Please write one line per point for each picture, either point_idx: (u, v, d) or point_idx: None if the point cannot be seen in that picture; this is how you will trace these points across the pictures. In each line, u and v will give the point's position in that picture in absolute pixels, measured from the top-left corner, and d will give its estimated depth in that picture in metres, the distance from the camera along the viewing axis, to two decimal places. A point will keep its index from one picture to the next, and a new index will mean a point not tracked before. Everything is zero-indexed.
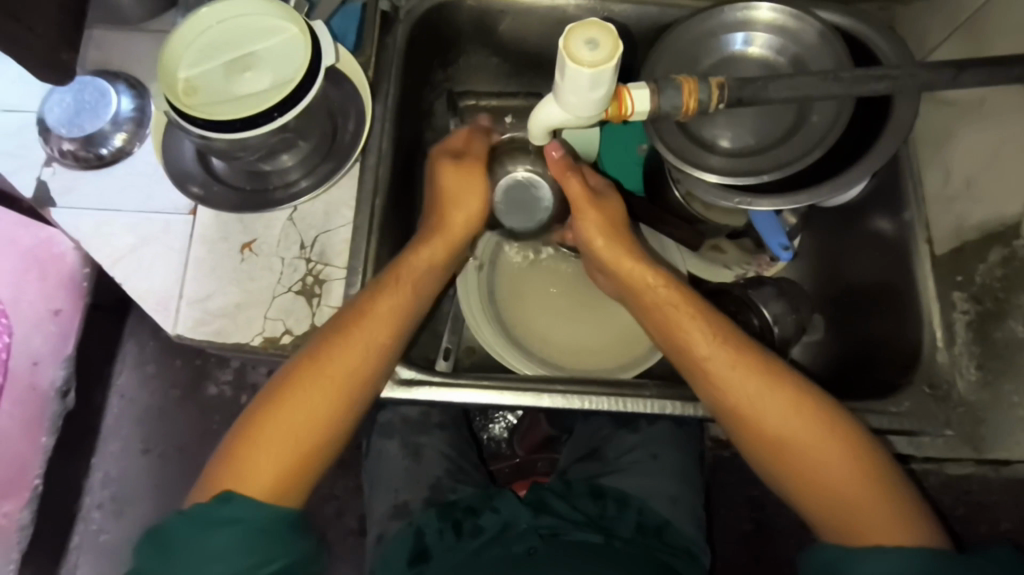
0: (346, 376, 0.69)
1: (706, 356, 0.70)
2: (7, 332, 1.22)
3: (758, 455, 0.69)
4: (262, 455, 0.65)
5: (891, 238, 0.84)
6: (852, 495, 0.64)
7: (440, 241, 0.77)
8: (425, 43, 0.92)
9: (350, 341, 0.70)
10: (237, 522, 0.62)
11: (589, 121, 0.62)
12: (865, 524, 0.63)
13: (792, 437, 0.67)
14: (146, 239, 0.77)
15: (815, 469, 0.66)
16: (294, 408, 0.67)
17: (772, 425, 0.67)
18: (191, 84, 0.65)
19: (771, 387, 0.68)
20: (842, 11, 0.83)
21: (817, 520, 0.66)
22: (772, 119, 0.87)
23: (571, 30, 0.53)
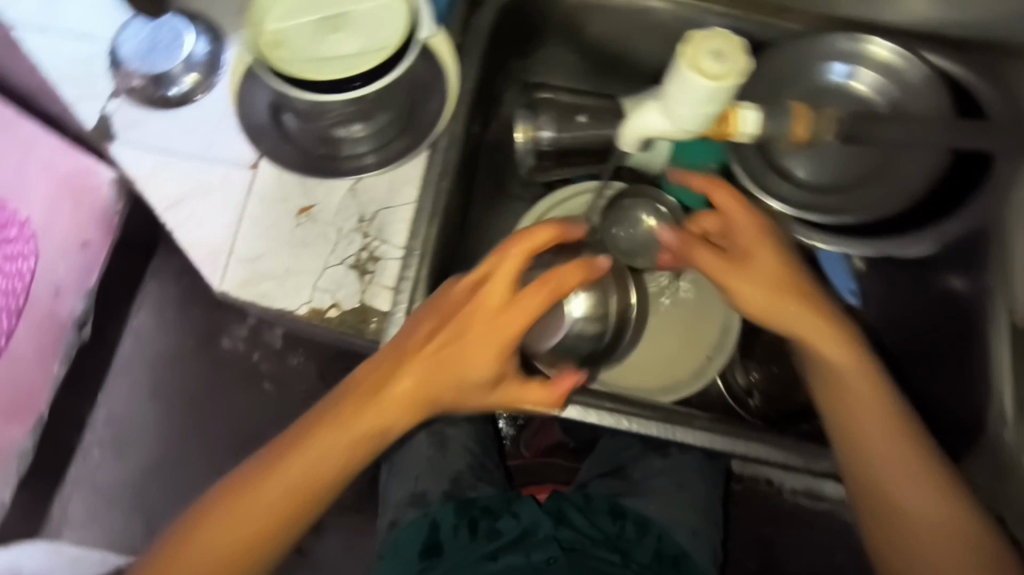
0: (318, 474, 0.68)
1: (878, 445, 0.70)
2: (32, 257, 1.10)
3: (880, 546, 0.71)
4: (194, 555, 0.67)
5: (964, 297, 0.80)
6: (927, 513, 0.68)
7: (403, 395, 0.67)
8: (511, 28, 0.89)
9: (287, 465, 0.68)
10: None
11: (688, 135, 0.58)
12: None
13: (886, 450, 0.70)
14: (203, 189, 0.75)
15: (895, 481, 0.69)
16: (240, 511, 0.68)
17: (912, 528, 0.69)
18: (277, 36, 0.62)
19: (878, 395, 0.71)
20: (953, 56, 0.79)
21: None
22: (861, 158, 0.83)
23: (698, 36, 0.50)
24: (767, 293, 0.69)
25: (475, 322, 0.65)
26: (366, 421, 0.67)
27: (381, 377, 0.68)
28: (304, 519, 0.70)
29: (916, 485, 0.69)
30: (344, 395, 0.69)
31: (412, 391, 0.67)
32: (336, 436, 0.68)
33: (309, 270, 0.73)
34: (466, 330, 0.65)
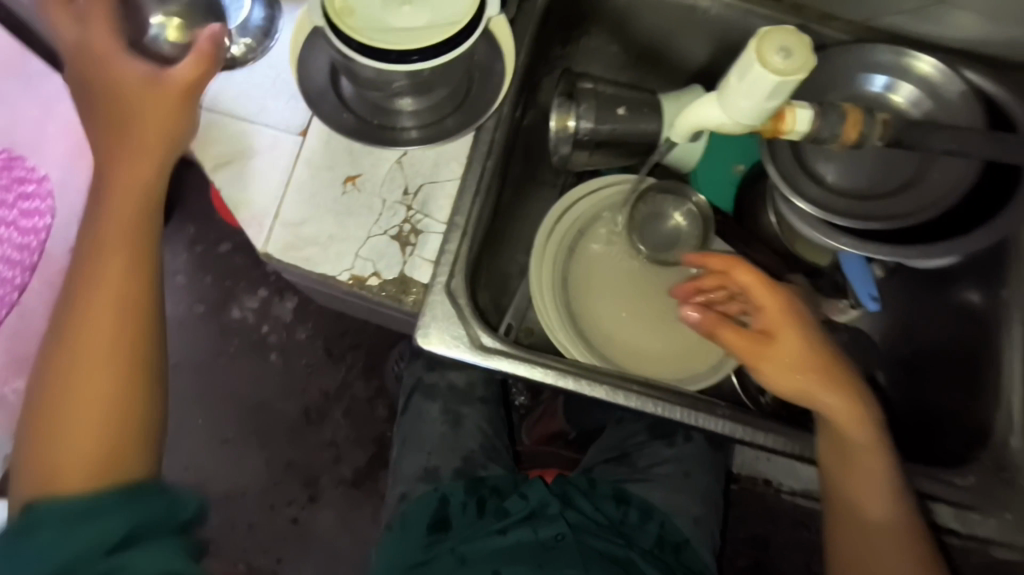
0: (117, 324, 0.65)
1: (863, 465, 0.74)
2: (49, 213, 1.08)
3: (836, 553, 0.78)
4: (77, 431, 0.63)
5: (980, 310, 0.84)
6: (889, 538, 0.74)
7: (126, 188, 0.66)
8: (559, 16, 0.90)
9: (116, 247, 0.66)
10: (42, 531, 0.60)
11: (742, 129, 0.60)
12: None
13: (861, 483, 0.74)
14: (252, 152, 0.76)
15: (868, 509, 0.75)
16: (85, 398, 0.64)
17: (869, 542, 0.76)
18: (348, 4, 0.63)
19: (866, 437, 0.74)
20: (990, 75, 0.82)
21: None
22: (891, 168, 0.86)
23: (768, 31, 0.52)
24: (756, 351, 0.74)
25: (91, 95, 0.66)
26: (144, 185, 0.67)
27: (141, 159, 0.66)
28: (146, 340, 0.67)
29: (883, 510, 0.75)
30: (92, 232, 0.67)
31: (153, 159, 0.67)
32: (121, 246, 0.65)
33: (323, 263, 0.74)
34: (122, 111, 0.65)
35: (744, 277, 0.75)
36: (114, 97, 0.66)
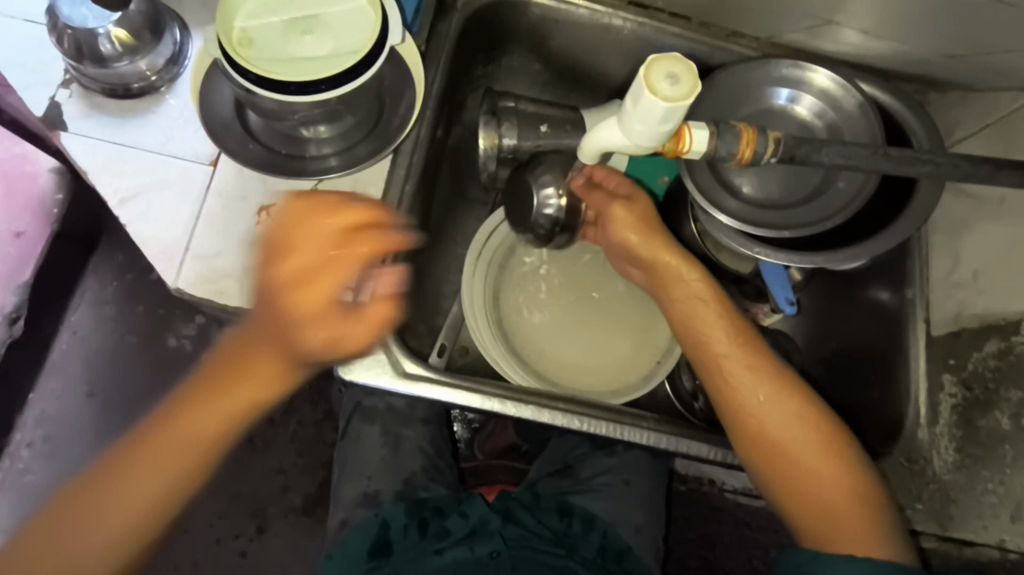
0: (192, 447, 0.62)
1: (722, 353, 0.73)
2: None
3: (754, 465, 0.72)
4: (88, 520, 0.60)
5: (890, 309, 0.87)
6: (835, 504, 0.68)
7: (158, 441, 0.62)
8: (476, 37, 0.91)
9: (212, 410, 0.61)
10: None
11: (646, 151, 0.62)
12: (841, 530, 0.67)
13: (789, 443, 0.70)
14: (158, 184, 0.74)
15: (809, 479, 0.69)
16: (106, 499, 0.61)
17: (772, 434, 0.70)
18: (247, 34, 0.62)
19: (784, 393, 0.71)
20: (884, 87, 0.86)
21: (803, 526, 0.69)
22: (799, 177, 0.89)
23: (655, 60, 0.54)
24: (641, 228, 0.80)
25: (315, 250, 0.59)
26: (274, 363, 0.61)
27: (275, 334, 0.60)
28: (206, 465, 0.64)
29: (824, 476, 0.69)
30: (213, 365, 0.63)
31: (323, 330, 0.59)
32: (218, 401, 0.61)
33: (238, 297, 0.72)
34: (307, 278, 0.59)
35: (612, 205, 0.82)
36: (285, 258, 0.59)
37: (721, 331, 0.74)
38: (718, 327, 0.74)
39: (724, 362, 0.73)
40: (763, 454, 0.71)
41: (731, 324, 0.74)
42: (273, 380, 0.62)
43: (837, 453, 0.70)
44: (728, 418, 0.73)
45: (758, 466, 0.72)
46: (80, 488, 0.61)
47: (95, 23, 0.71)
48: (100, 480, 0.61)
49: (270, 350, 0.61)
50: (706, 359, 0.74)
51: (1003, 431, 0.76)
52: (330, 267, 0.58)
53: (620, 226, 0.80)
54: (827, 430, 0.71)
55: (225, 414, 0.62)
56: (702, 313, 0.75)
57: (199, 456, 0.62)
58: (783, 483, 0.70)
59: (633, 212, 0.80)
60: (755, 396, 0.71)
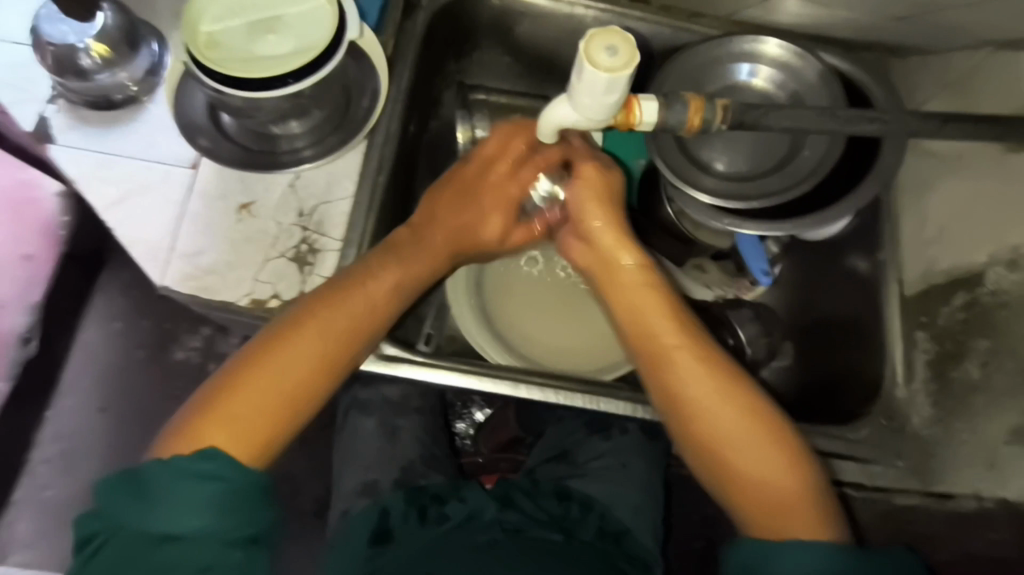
0: (324, 358, 0.70)
1: (667, 346, 0.71)
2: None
3: (697, 455, 0.70)
4: (240, 413, 0.65)
5: (864, 276, 0.89)
6: (784, 497, 0.66)
7: (349, 317, 0.72)
8: (444, 33, 0.93)
9: (348, 308, 0.72)
10: (215, 478, 0.61)
11: (597, 125, 0.64)
12: (785, 516, 0.66)
13: (729, 433, 0.68)
14: (144, 189, 0.77)
15: (754, 473, 0.67)
16: (253, 393, 0.66)
17: (714, 424, 0.69)
18: (213, 38, 0.67)
19: (727, 389, 0.69)
20: (844, 56, 0.88)
21: (744, 515, 0.68)
22: (769, 147, 0.89)
23: (592, 35, 0.56)
24: (603, 194, 0.76)
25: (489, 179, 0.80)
26: (413, 269, 0.77)
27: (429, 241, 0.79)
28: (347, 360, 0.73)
29: (769, 469, 0.67)
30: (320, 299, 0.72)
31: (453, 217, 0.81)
32: (371, 305, 0.74)
33: (223, 291, 0.75)
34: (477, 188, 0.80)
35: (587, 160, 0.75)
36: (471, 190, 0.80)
37: (665, 325, 0.72)
38: (663, 324, 0.72)
39: (669, 356, 0.71)
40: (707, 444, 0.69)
41: (674, 318, 0.73)
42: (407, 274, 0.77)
43: (780, 444, 0.68)
44: (673, 415, 0.71)
45: (702, 456, 0.70)
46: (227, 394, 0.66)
47: (75, 38, 0.77)
48: (240, 382, 0.67)
49: (393, 283, 0.76)
50: (652, 355, 0.72)
51: (973, 380, 0.78)
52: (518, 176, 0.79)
53: (582, 189, 0.75)
54: (770, 423, 0.69)
55: (363, 319, 0.73)
56: (645, 310, 0.73)
57: (331, 352, 0.70)
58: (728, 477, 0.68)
59: (600, 176, 0.75)
60: (699, 388, 0.69)
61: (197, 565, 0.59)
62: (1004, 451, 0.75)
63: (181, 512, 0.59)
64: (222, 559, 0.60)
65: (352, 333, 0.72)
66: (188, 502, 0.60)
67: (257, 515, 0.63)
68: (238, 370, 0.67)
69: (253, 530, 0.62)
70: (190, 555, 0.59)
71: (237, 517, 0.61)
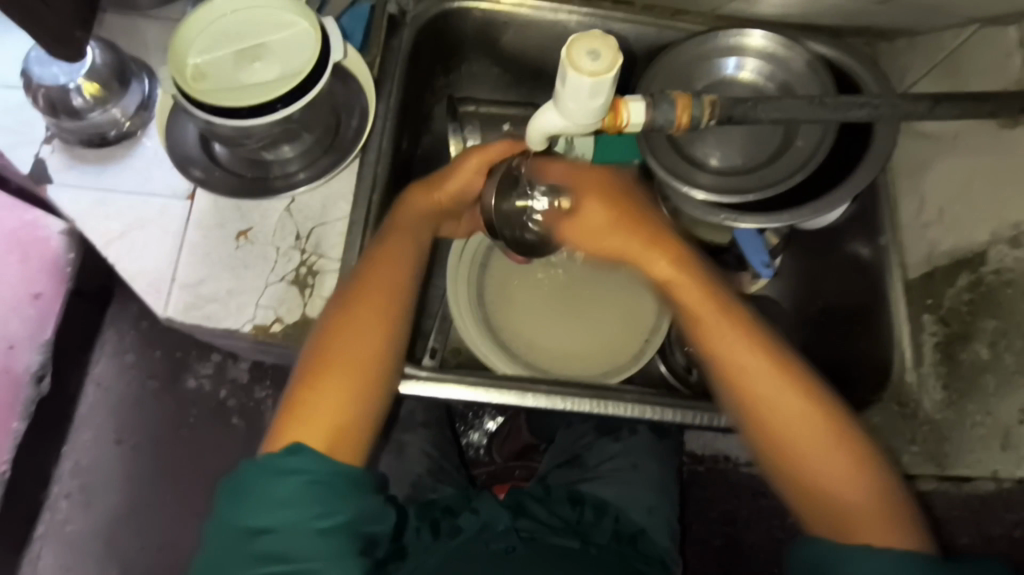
0: (364, 358, 0.69)
1: (742, 358, 0.70)
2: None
3: (775, 465, 0.68)
4: (317, 413, 0.66)
5: (869, 262, 0.88)
6: (860, 502, 0.65)
7: (371, 298, 0.72)
8: (431, 48, 0.93)
9: (370, 290, 0.72)
10: (301, 471, 0.61)
11: (588, 129, 0.65)
12: (864, 522, 0.64)
13: (808, 443, 0.67)
14: (142, 222, 0.78)
15: (826, 474, 0.66)
16: (329, 394, 0.67)
17: (792, 432, 0.68)
18: (200, 70, 0.68)
19: (797, 392, 0.69)
20: (830, 43, 0.87)
21: (819, 522, 0.66)
22: (762, 139, 0.88)
23: (575, 40, 0.57)
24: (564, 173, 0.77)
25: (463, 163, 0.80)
26: (414, 241, 0.77)
27: (413, 223, 0.78)
28: (396, 334, 0.73)
29: (843, 474, 0.66)
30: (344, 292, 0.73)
31: (453, 185, 0.80)
32: (382, 296, 0.73)
33: (225, 318, 0.76)
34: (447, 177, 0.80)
35: (587, 194, 0.75)
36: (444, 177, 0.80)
37: (730, 330, 0.71)
38: (727, 329, 0.71)
39: (747, 368, 0.69)
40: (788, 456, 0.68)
41: (738, 323, 0.72)
42: (409, 241, 0.77)
43: (853, 447, 0.67)
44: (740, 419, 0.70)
45: (780, 466, 0.68)
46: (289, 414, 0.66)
47: (66, 78, 0.78)
48: (297, 400, 0.67)
49: (399, 274, 0.74)
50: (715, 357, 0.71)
51: (984, 361, 0.76)
52: (460, 171, 0.80)
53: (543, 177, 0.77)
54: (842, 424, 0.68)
55: (383, 314, 0.72)
56: (707, 314, 0.72)
57: (364, 353, 0.69)
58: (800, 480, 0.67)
59: (604, 205, 0.74)
60: (779, 398, 0.68)
61: (290, 554, 0.59)
62: (1020, 429, 0.73)
63: (275, 506, 0.60)
64: (314, 548, 0.60)
65: (381, 329, 0.71)
66: (280, 495, 0.60)
67: (346, 502, 0.62)
68: (301, 387, 0.67)
69: (346, 516, 0.62)
70: (287, 546, 0.59)
71: (328, 505, 0.61)
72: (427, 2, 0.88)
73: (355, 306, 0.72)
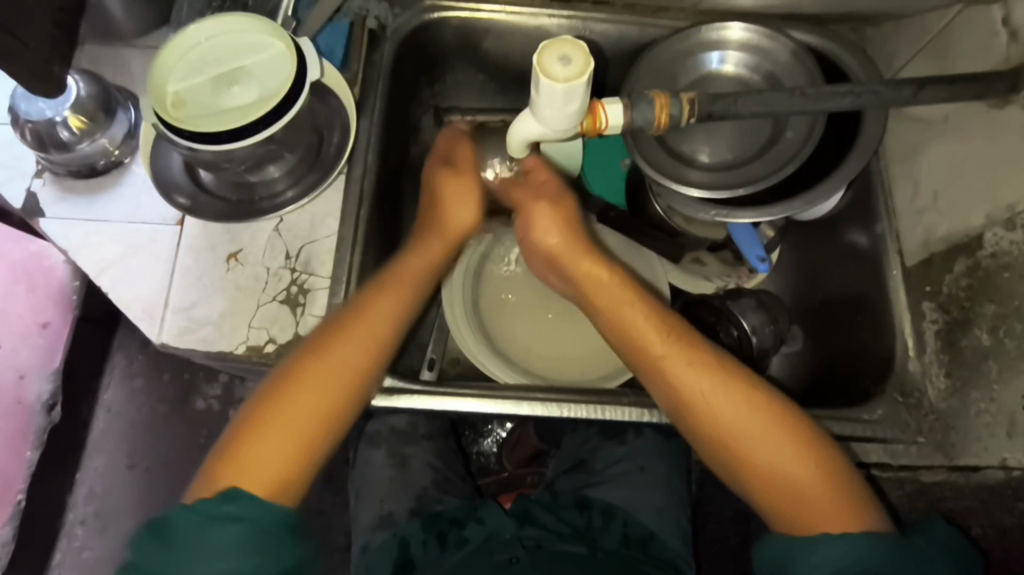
0: (332, 395, 0.69)
1: (652, 343, 0.70)
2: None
3: (709, 453, 0.69)
4: (264, 453, 0.65)
5: (867, 251, 0.87)
6: (799, 482, 0.66)
7: (358, 342, 0.72)
8: (413, 60, 0.93)
9: (351, 341, 0.71)
10: (239, 519, 0.62)
11: (565, 134, 0.65)
12: (809, 507, 0.65)
13: (733, 429, 0.67)
14: (134, 249, 0.78)
15: (763, 463, 0.67)
16: (284, 438, 0.66)
17: (720, 420, 0.68)
18: (179, 97, 0.69)
19: (708, 372, 0.69)
20: (813, 32, 0.87)
21: (765, 508, 0.67)
22: (750, 133, 0.88)
23: (545, 46, 0.56)
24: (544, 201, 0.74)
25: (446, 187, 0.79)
26: (406, 298, 0.75)
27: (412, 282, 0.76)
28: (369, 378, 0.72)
29: (781, 456, 0.66)
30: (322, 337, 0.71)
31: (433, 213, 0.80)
32: (388, 313, 0.74)
33: (219, 341, 0.76)
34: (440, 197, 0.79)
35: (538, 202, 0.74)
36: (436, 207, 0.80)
37: (652, 331, 0.71)
38: (643, 316, 0.71)
39: (659, 353, 0.70)
40: (719, 442, 0.68)
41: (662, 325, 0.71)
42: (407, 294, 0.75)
43: (783, 423, 0.67)
44: (681, 422, 0.70)
45: (712, 453, 0.69)
46: (256, 430, 0.66)
47: (53, 112, 0.78)
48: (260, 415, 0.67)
49: (390, 322, 0.74)
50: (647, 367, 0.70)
51: (985, 347, 0.75)
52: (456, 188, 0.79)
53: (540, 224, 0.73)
54: (771, 407, 0.68)
55: (366, 355, 0.72)
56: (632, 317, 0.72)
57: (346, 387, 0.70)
58: (731, 463, 0.68)
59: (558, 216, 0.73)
60: (694, 384, 0.68)
61: None
62: None
63: (209, 555, 0.60)
64: None
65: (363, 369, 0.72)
66: (209, 546, 0.60)
67: (282, 554, 0.63)
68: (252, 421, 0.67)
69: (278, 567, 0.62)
70: None
71: (264, 557, 0.62)
72: (406, 16, 0.89)
73: (346, 351, 0.71)
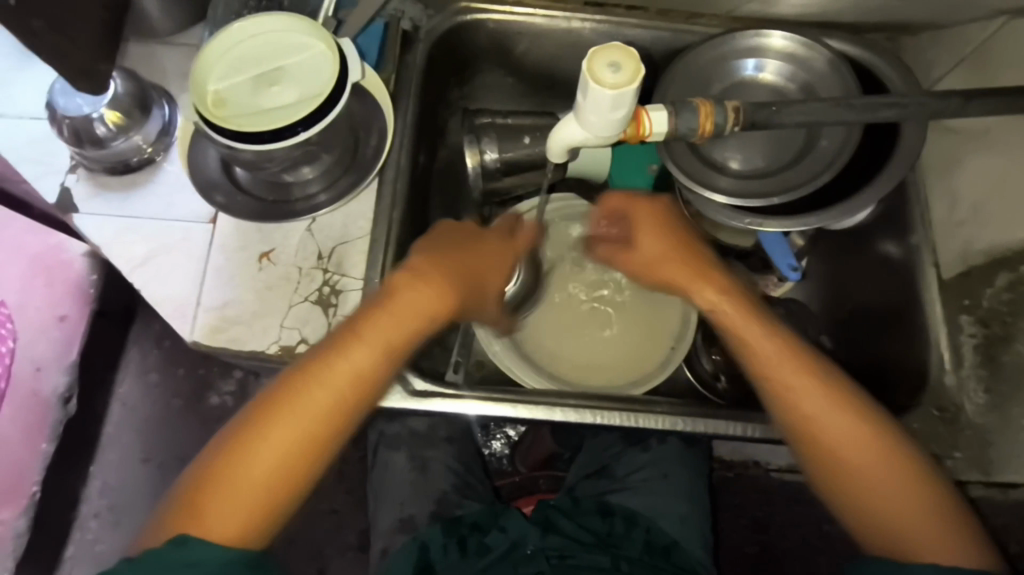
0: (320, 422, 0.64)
1: (771, 357, 0.69)
2: (13, 338, 1.20)
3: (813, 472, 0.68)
4: (236, 487, 0.61)
5: (899, 262, 0.87)
6: (905, 510, 0.65)
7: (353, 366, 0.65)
8: (445, 62, 0.93)
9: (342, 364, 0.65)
10: (194, 565, 0.59)
11: (609, 140, 0.64)
12: (915, 536, 0.64)
13: (844, 450, 0.66)
14: (166, 247, 0.78)
15: (871, 488, 0.65)
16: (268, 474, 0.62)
17: (832, 440, 0.66)
18: (219, 96, 0.69)
19: (823, 392, 0.67)
20: (851, 41, 0.86)
21: (863, 533, 0.66)
22: (784, 142, 0.87)
23: (595, 53, 0.56)
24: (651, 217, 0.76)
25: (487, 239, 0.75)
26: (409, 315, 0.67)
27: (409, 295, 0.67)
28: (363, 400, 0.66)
29: (890, 482, 0.65)
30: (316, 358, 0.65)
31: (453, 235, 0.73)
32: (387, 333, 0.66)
33: (251, 341, 0.76)
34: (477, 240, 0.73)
35: (645, 222, 0.76)
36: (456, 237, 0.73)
37: (776, 348, 0.69)
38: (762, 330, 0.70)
39: (775, 369, 0.68)
40: (826, 463, 0.67)
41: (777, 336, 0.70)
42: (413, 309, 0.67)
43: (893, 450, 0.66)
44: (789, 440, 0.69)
45: (817, 472, 0.68)
46: (230, 464, 0.62)
47: (89, 108, 0.79)
48: (238, 441, 0.62)
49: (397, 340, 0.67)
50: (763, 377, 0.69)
51: None
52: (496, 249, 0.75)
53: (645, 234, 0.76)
54: (882, 430, 0.67)
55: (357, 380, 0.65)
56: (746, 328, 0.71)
57: (333, 415, 0.64)
58: (837, 485, 0.67)
59: (660, 235, 0.75)
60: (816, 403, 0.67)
61: None
62: None
63: None
64: None
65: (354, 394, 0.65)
66: None
67: None
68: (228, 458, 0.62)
69: None
70: None
71: None
72: (440, 17, 0.89)
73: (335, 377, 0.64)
